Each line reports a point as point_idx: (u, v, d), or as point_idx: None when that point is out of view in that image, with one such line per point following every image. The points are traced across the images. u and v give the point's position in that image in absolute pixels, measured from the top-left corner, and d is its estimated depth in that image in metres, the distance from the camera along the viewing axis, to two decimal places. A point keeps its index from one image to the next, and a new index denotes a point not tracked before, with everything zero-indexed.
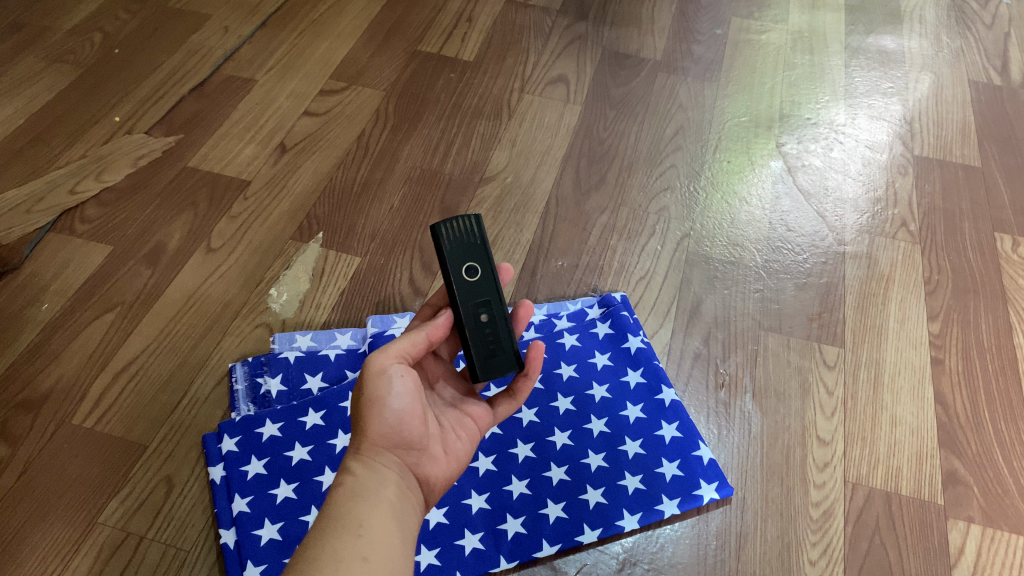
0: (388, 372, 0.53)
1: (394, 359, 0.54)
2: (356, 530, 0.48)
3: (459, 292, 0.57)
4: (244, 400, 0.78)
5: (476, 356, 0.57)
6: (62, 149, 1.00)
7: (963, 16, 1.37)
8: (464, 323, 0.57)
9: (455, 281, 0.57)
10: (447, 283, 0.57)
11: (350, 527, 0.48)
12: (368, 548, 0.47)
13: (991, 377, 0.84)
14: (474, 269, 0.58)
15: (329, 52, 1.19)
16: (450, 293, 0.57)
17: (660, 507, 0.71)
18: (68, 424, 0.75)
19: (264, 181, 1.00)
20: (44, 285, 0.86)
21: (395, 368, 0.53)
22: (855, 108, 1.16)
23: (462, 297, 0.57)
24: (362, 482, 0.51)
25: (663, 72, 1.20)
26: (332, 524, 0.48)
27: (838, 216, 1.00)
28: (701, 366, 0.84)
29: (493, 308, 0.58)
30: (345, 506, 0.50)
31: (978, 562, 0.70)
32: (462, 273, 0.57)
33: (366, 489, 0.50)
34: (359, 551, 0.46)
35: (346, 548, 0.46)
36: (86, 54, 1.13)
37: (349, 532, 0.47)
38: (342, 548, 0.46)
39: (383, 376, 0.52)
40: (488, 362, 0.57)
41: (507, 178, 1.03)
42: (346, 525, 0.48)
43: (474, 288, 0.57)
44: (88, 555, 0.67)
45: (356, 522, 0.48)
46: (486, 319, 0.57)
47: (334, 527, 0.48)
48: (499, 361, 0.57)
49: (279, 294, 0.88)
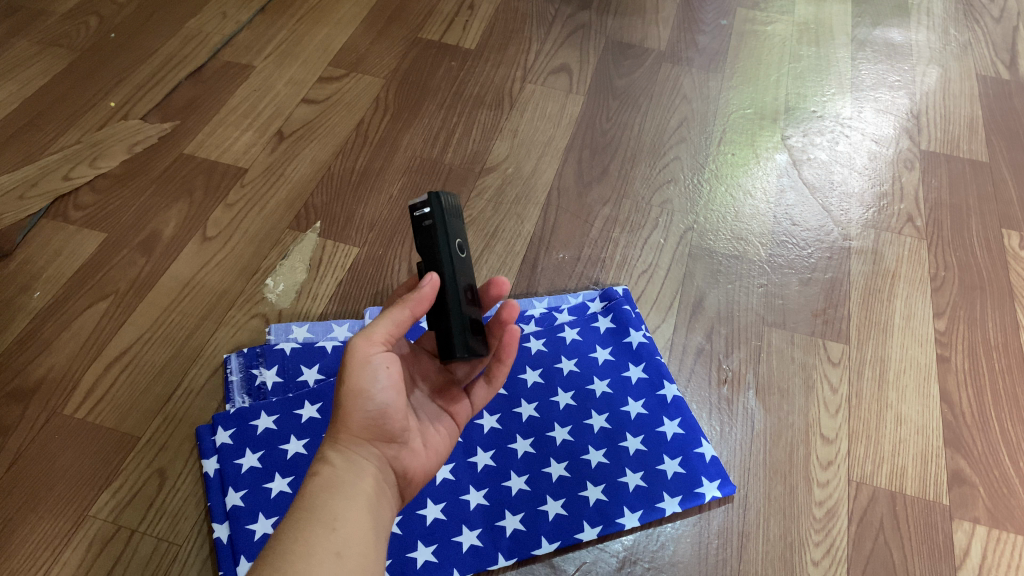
0: (372, 364, 0.51)
1: (377, 347, 0.52)
2: (330, 524, 0.46)
3: (451, 263, 0.54)
4: (239, 391, 0.76)
5: (461, 330, 0.53)
6: (56, 134, 0.98)
7: (972, 9, 1.35)
8: (450, 294, 0.53)
9: (449, 253, 0.54)
10: (437, 254, 0.54)
11: (325, 520, 0.46)
12: (341, 542, 0.45)
13: (998, 376, 0.83)
14: (462, 247, 0.55)
15: (328, 39, 1.17)
16: (439, 263, 0.54)
17: (661, 504, 0.70)
18: (59, 414, 0.74)
19: (261, 169, 0.98)
20: (36, 272, 0.84)
21: (377, 357, 0.51)
22: (861, 101, 1.15)
23: (453, 270, 0.54)
24: (341, 473, 0.50)
25: (667, 62, 1.18)
26: (306, 516, 0.47)
27: (843, 211, 0.99)
28: (703, 362, 0.82)
29: (473, 291, 0.56)
30: (320, 498, 0.48)
31: (984, 563, 0.69)
32: (454, 246, 0.54)
33: (343, 480, 0.49)
34: (331, 546, 0.45)
35: (320, 543, 0.45)
36: (82, 38, 1.11)
37: (323, 525, 0.46)
38: (315, 543, 0.45)
39: (366, 367, 0.51)
40: (469, 339, 0.53)
41: (508, 169, 1.01)
42: (320, 518, 0.46)
43: (461, 264, 0.55)
44: (79, 548, 0.66)
45: (330, 514, 0.47)
46: (470, 298, 0.55)
47: (307, 520, 0.46)
48: (479, 342, 0.54)
49: (275, 284, 0.86)
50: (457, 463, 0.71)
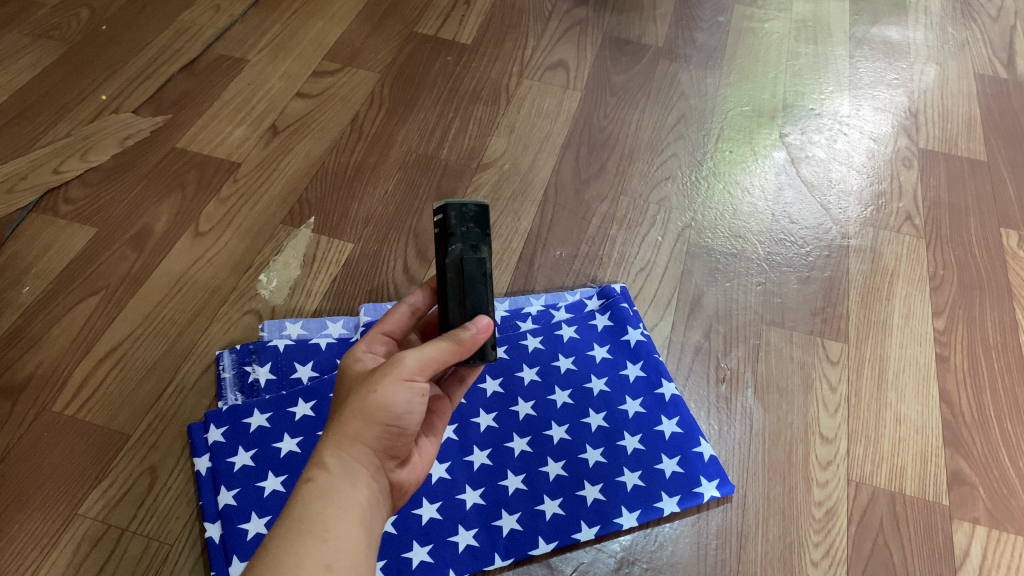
0: (410, 390, 0.48)
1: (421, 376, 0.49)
2: (321, 534, 0.43)
3: None
4: (231, 389, 0.75)
5: None
6: (45, 127, 0.96)
7: (969, 8, 1.35)
8: None
9: None
10: None
11: (315, 531, 0.43)
12: (331, 554, 0.42)
13: (997, 376, 0.83)
14: None
15: (323, 33, 1.16)
16: None
17: (659, 504, 0.70)
18: (48, 412, 0.72)
19: (254, 163, 0.96)
20: (25, 267, 0.83)
21: (416, 383, 0.48)
22: (859, 99, 1.14)
23: None
24: (336, 479, 0.46)
25: (665, 58, 1.18)
26: (296, 524, 0.43)
27: (842, 210, 0.98)
28: (702, 360, 0.82)
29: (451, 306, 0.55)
30: (311, 506, 0.44)
31: (984, 564, 0.69)
32: None
33: (339, 487, 0.46)
34: (320, 559, 0.42)
35: (309, 555, 0.42)
36: (73, 30, 1.09)
37: (314, 536, 0.43)
38: (305, 555, 0.42)
39: (402, 387, 0.48)
40: None
41: (504, 165, 1.00)
42: (311, 528, 0.43)
43: None
44: (68, 548, 0.64)
45: (321, 523, 0.43)
46: None
47: (296, 530, 0.43)
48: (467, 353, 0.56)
49: (268, 280, 0.85)
50: (453, 462, 0.70)
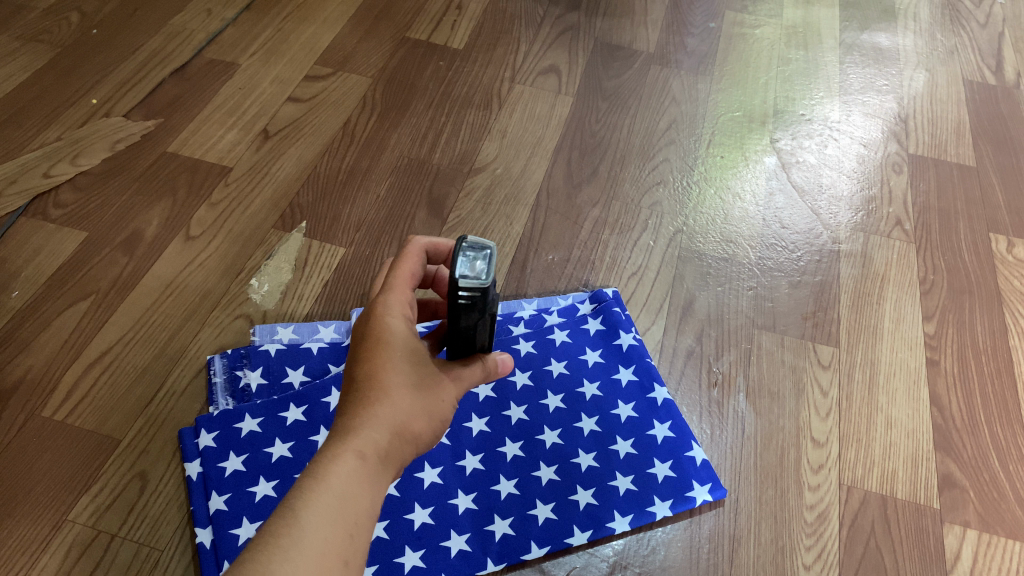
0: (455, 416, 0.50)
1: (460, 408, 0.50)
2: (350, 527, 0.42)
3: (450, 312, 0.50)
4: (221, 394, 0.74)
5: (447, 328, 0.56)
6: (35, 131, 0.96)
7: (957, 15, 1.36)
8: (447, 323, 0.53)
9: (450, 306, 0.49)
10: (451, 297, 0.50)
11: (347, 521, 0.42)
12: (351, 550, 0.41)
13: (987, 380, 0.83)
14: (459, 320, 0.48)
15: (315, 37, 1.15)
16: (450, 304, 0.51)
17: (652, 508, 0.69)
18: (37, 417, 0.72)
19: (245, 168, 0.96)
20: (15, 270, 0.82)
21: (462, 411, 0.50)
22: (849, 105, 1.15)
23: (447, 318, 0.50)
24: (372, 473, 0.44)
25: (656, 64, 1.18)
26: (331, 505, 0.42)
27: (832, 214, 0.99)
28: (694, 364, 0.82)
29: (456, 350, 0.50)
30: (350, 489, 0.43)
31: (975, 567, 0.69)
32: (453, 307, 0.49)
33: (378, 483, 0.44)
34: (342, 552, 0.41)
35: (333, 546, 0.40)
36: (64, 34, 1.09)
37: (344, 525, 0.41)
38: (331, 545, 0.40)
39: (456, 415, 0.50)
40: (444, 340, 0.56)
41: (496, 170, 1.00)
42: (344, 516, 0.42)
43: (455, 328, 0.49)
44: (57, 554, 0.64)
45: (353, 514, 0.42)
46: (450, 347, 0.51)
47: (331, 512, 0.41)
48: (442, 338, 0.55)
49: (259, 285, 0.85)
50: (446, 467, 0.70)
